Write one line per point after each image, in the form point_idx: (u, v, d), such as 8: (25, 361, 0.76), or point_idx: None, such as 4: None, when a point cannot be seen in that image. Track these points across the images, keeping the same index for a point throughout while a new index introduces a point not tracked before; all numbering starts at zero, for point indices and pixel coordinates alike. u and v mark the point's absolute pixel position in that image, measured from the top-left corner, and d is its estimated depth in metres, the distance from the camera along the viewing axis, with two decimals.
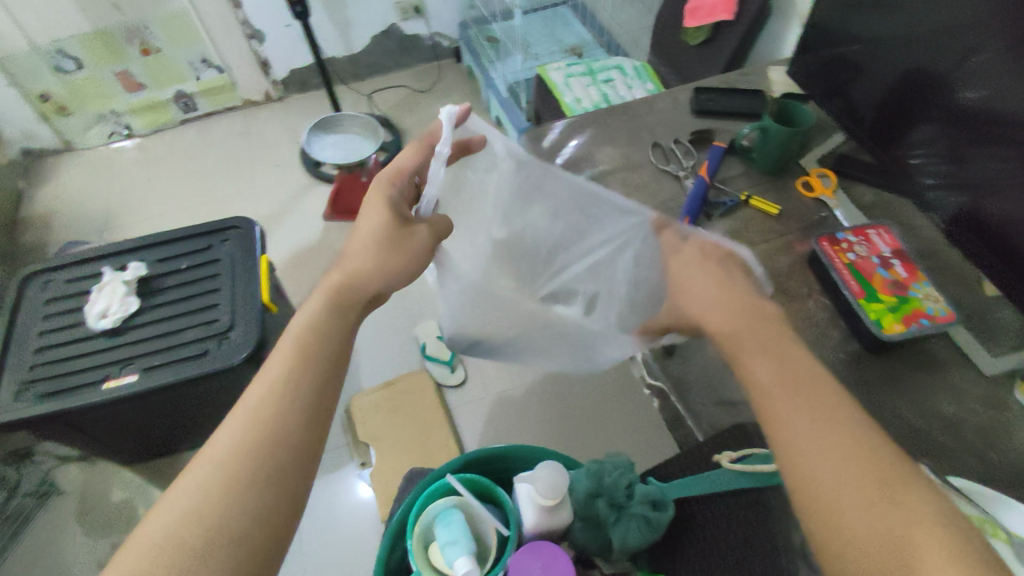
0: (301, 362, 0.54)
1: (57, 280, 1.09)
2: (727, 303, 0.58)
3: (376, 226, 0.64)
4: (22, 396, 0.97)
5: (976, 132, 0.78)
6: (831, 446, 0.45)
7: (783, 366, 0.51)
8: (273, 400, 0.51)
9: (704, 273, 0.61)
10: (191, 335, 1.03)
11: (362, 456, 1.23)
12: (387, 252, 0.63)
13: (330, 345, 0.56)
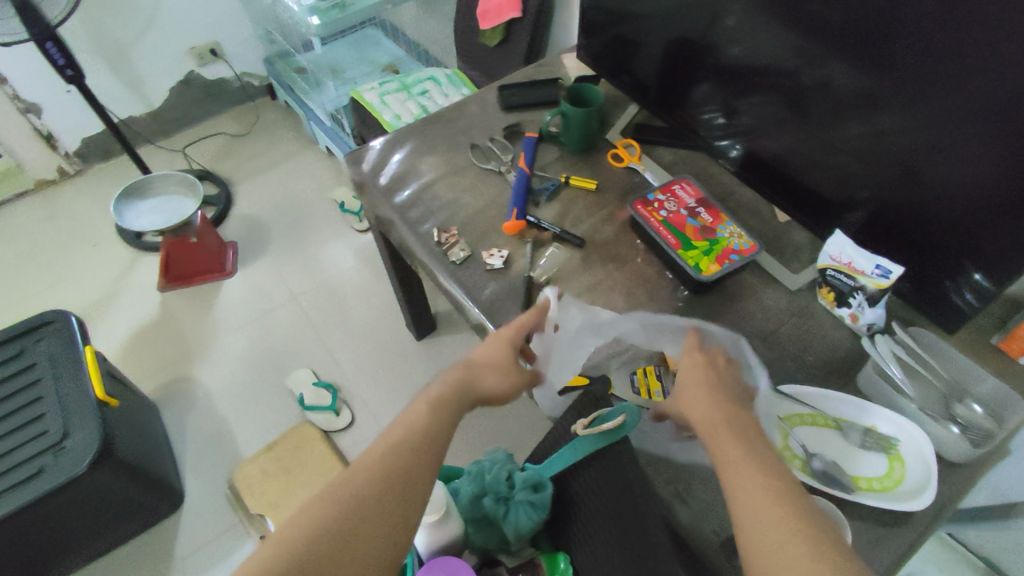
0: (428, 436, 0.60)
1: None
2: (705, 390, 0.62)
3: (509, 344, 0.68)
4: None
5: (742, 84, 0.88)
6: (749, 474, 0.53)
7: (750, 454, 0.54)
8: (398, 461, 0.57)
9: (696, 365, 0.65)
10: (18, 455, 0.91)
11: (260, 528, 1.14)
12: (505, 369, 0.67)
13: (449, 431, 0.61)
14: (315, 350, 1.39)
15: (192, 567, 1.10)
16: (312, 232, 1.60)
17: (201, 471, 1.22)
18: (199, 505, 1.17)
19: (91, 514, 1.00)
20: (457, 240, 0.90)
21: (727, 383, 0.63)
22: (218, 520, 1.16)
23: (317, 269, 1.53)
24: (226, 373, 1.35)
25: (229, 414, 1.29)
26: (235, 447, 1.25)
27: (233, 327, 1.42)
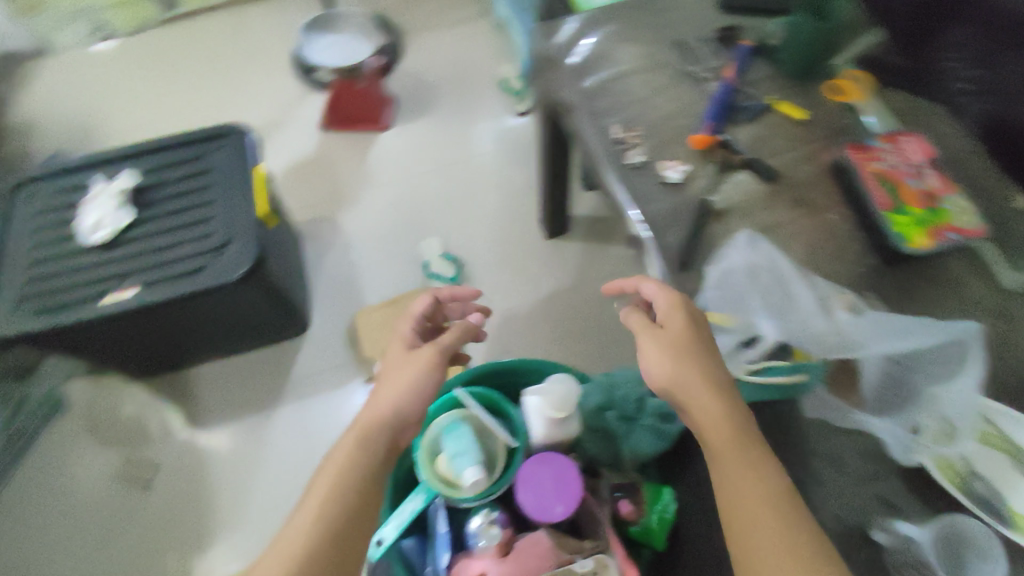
0: (351, 466, 0.59)
1: (49, 190, 1.05)
2: (677, 354, 0.62)
3: (400, 354, 0.71)
4: (18, 311, 0.95)
5: (1009, 36, 0.71)
6: (741, 467, 0.56)
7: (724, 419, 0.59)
8: (336, 504, 0.57)
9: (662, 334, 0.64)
10: (187, 249, 1.00)
11: (367, 371, 1.23)
12: (400, 366, 0.68)
13: (373, 463, 0.61)
14: (451, 222, 1.41)
15: (305, 386, 1.22)
16: (470, 104, 1.57)
17: (329, 306, 1.31)
18: (321, 333, 1.28)
19: (235, 318, 1.11)
20: (638, 143, 0.84)
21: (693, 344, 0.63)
22: (334, 354, 1.25)
23: (469, 142, 1.52)
24: (366, 221, 1.41)
25: (363, 262, 1.36)
26: (363, 294, 1.32)
27: (380, 180, 1.46)
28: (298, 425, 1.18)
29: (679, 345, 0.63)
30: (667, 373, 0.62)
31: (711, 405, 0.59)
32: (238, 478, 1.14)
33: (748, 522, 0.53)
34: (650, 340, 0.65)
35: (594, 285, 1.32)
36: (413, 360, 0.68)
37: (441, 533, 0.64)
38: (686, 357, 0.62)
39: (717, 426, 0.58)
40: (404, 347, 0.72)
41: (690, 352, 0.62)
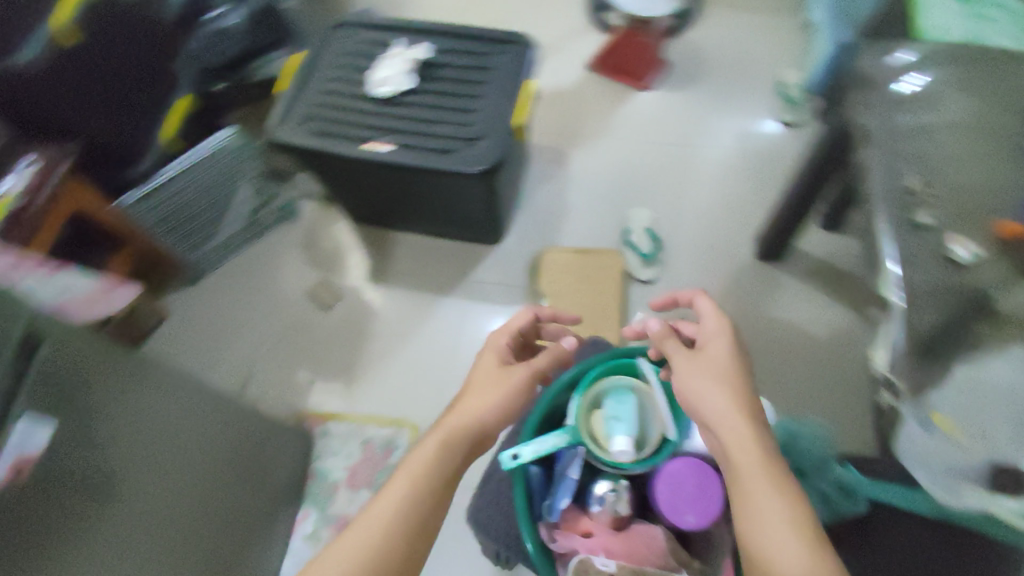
0: (433, 472, 0.62)
1: (357, 37, 1.19)
2: (705, 374, 0.62)
3: (491, 367, 0.73)
4: (303, 126, 1.10)
5: None
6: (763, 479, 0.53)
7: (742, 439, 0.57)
8: (416, 504, 0.60)
9: (689, 358, 0.64)
10: (444, 130, 1.08)
11: (532, 303, 1.27)
12: (490, 384, 0.70)
13: (451, 477, 0.63)
14: (666, 202, 1.37)
15: (475, 289, 1.29)
16: (738, 96, 1.49)
17: (527, 231, 1.35)
18: (507, 251, 1.33)
19: (451, 204, 1.19)
20: (934, 204, 0.74)
21: (722, 366, 0.63)
22: (513, 275, 1.31)
23: (718, 132, 1.45)
24: (589, 168, 1.42)
25: (572, 205, 1.38)
26: (560, 233, 1.35)
27: (617, 135, 1.46)
28: (456, 320, 1.27)
29: (715, 367, 0.62)
30: (703, 394, 0.61)
31: (736, 424, 0.58)
32: (394, 340, 1.25)
33: (762, 541, 0.51)
34: (683, 365, 0.64)
35: (786, 326, 1.22)
36: (505, 381, 0.70)
37: (569, 479, 0.66)
38: (723, 381, 0.61)
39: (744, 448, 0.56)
40: (497, 361, 0.74)
41: (718, 376, 0.62)
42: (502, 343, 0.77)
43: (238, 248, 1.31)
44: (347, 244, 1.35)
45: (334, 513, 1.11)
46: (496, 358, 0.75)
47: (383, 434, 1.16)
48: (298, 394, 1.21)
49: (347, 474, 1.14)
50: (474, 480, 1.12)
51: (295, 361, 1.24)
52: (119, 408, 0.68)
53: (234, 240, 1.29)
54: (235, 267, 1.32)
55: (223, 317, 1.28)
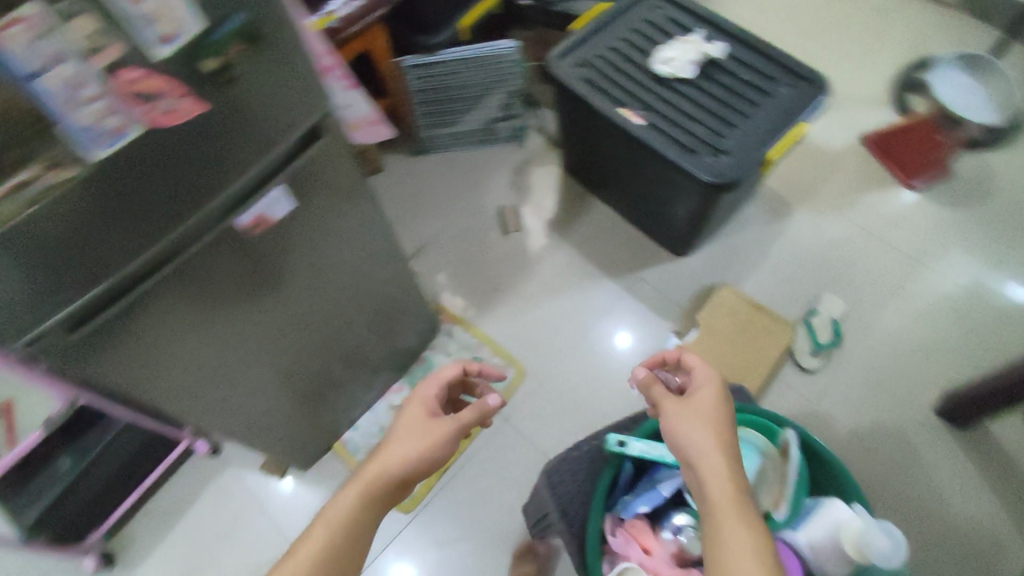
0: (355, 523, 0.59)
1: (664, 10, 1.19)
2: (692, 411, 0.60)
3: (419, 416, 0.71)
4: (575, 69, 1.14)
5: None
6: (736, 515, 0.51)
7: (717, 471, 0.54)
8: (334, 545, 0.58)
9: (678, 396, 0.63)
10: (697, 129, 1.06)
11: (683, 326, 1.22)
12: (419, 429, 0.69)
13: (370, 526, 0.61)
14: (871, 305, 1.24)
15: (637, 285, 1.28)
16: (1015, 244, 1.29)
17: (714, 260, 1.30)
18: (685, 267, 1.29)
19: (664, 197, 1.18)
20: None
21: (708, 405, 0.61)
22: (680, 291, 1.27)
23: (969, 269, 1.27)
24: (809, 233, 1.32)
25: (774, 260, 1.30)
26: (745, 279, 1.28)
27: (856, 217, 1.34)
28: (606, 302, 1.26)
29: (700, 410, 0.60)
30: (689, 434, 0.58)
31: (715, 454, 0.55)
32: (543, 289, 1.29)
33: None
34: (671, 403, 0.62)
35: (930, 496, 1.08)
36: (433, 431, 0.69)
37: (658, 492, 0.67)
38: (706, 423, 0.59)
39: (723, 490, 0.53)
40: (423, 411, 0.73)
41: (702, 416, 0.60)
42: (427, 395, 0.77)
43: (465, 143, 1.44)
44: (549, 187, 1.41)
45: None
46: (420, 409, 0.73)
47: (493, 361, 1.21)
48: (443, 288, 1.29)
49: None
50: (546, 446, 1.14)
51: (454, 260, 1.32)
52: (341, 221, 0.79)
53: (466, 135, 1.43)
54: (452, 157, 1.44)
55: (420, 193, 1.40)
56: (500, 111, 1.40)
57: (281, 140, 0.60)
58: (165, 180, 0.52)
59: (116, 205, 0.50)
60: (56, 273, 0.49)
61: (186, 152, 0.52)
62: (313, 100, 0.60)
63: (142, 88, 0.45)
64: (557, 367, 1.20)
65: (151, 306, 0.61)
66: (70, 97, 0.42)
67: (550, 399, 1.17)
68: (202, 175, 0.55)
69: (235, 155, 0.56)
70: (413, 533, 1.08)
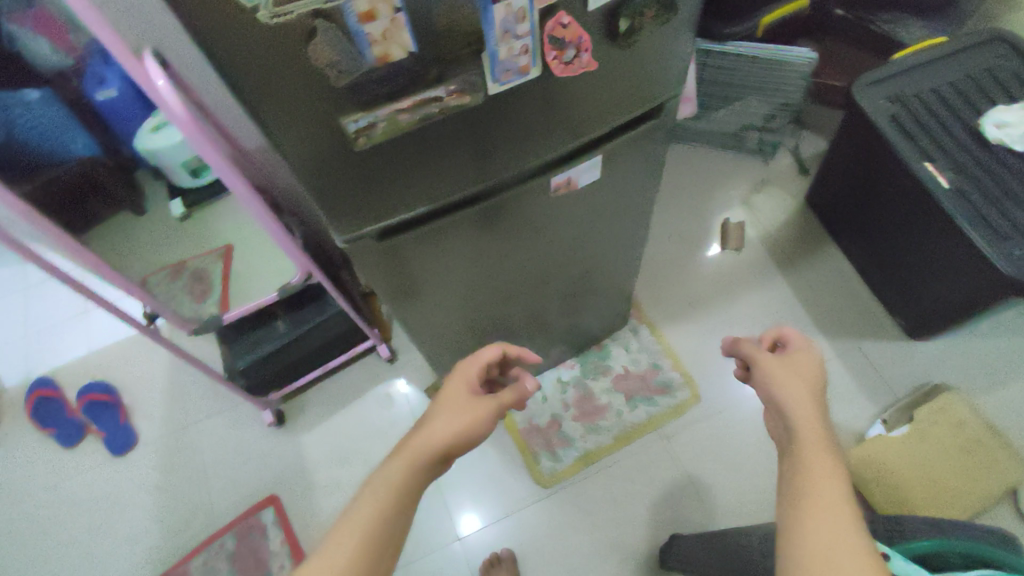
0: (402, 500, 0.50)
1: (1013, 64, 1.01)
2: (783, 372, 0.56)
3: (460, 392, 0.63)
4: (882, 102, 1.00)
5: None
6: (816, 463, 0.46)
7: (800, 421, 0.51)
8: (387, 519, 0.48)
9: (771, 360, 0.59)
10: (1018, 214, 0.89)
11: (893, 417, 1.08)
12: (460, 405, 0.61)
13: (412, 493, 0.51)
14: None
15: (852, 356, 1.15)
16: None
17: (957, 358, 1.12)
18: (917, 354, 1.14)
19: (932, 273, 1.03)
20: None
21: (799, 366, 0.57)
22: (900, 379, 1.12)
23: None
24: None
25: None
26: (986, 394, 1.09)
27: None
28: None
29: (793, 368, 0.57)
30: (780, 383, 0.55)
31: (804, 407, 0.52)
32: (746, 320, 1.19)
33: (815, 529, 0.41)
34: (765, 366, 0.58)
35: None
36: (472, 404, 0.61)
37: None
38: (803, 380, 0.56)
39: (809, 430, 0.50)
40: (466, 389, 0.64)
41: (796, 375, 0.56)
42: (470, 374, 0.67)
43: (712, 147, 1.37)
44: (785, 216, 1.29)
45: (588, 386, 1.16)
46: (458, 384, 0.66)
47: (672, 375, 1.15)
48: (643, 282, 1.23)
49: (622, 372, 1.16)
50: (699, 480, 1.07)
51: (662, 258, 1.26)
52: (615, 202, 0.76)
53: (716, 138, 1.35)
54: (692, 156, 1.37)
55: None
56: (760, 120, 1.29)
57: (604, 127, 0.56)
58: (492, 141, 0.51)
59: (448, 150, 0.49)
60: (368, 188, 0.50)
61: (526, 118, 0.50)
62: (654, 88, 0.56)
63: (560, 34, 0.43)
64: (737, 406, 1.12)
65: (418, 243, 0.61)
66: (506, 28, 0.40)
67: (718, 435, 1.10)
68: (520, 144, 0.53)
69: (550, 135, 0.53)
70: (542, 508, 1.08)
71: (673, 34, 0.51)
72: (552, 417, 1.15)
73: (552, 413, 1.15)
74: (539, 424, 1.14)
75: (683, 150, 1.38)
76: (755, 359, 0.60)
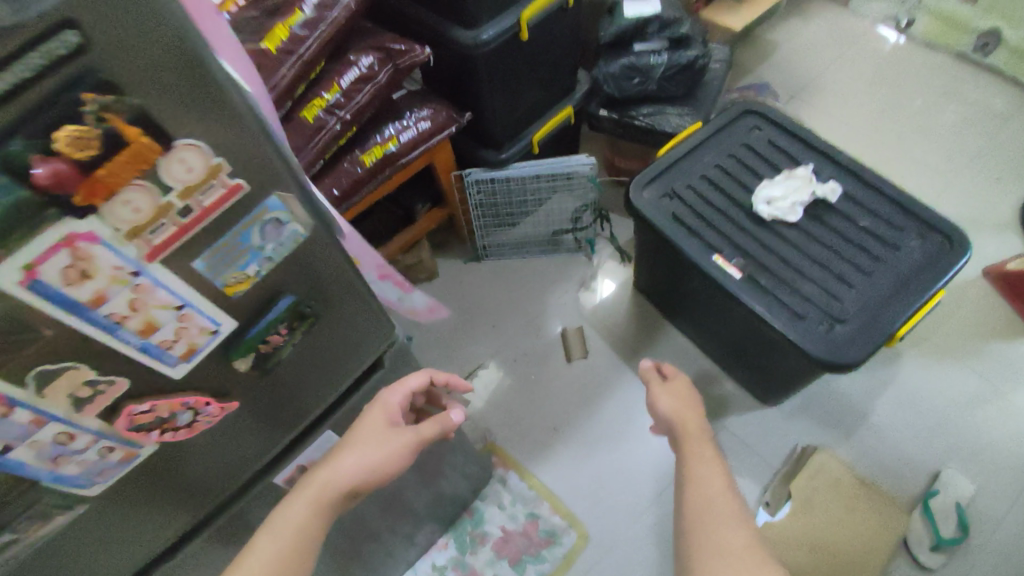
0: (306, 541, 0.50)
1: (764, 134, 1.06)
2: (680, 396, 0.92)
3: (378, 421, 0.56)
4: (661, 201, 1.01)
5: None
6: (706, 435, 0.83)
7: (688, 431, 0.85)
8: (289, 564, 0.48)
9: (672, 386, 0.94)
10: (807, 290, 0.91)
11: (774, 496, 1.05)
12: (376, 441, 0.55)
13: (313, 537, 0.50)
14: (1007, 488, 1.03)
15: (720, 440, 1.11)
16: None
17: (813, 411, 1.11)
18: (778, 421, 1.11)
19: (759, 349, 1.02)
20: None
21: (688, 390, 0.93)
22: (770, 453, 1.09)
23: None
24: (927, 390, 1.12)
25: (881, 419, 1.10)
26: (846, 441, 1.09)
27: (983, 375, 1.12)
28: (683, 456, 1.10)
29: (682, 393, 0.92)
30: (666, 399, 0.90)
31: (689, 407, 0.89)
32: (610, 434, 1.13)
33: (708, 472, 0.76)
34: (661, 388, 0.93)
35: None
36: (394, 435, 0.56)
37: None
38: (677, 398, 0.90)
39: (690, 431, 0.84)
40: (385, 419, 0.57)
41: (685, 396, 0.92)
42: (395, 400, 0.58)
43: (532, 253, 1.31)
44: (620, 309, 1.26)
45: (469, 562, 1.04)
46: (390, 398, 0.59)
47: (552, 520, 1.06)
48: (496, 421, 1.15)
49: (500, 535, 1.06)
50: None
51: (510, 390, 1.18)
52: None
53: (533, 244, 1.30)
54: (516, 268, 1.31)
55: (480, 306, 1.27)
56: (568, 222, 1.27)
57: (351, 370, 0.51)
58: (165, 490, 0.43)
59: (164, 470, 0.42)
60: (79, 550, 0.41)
61: (250, 404, 0.44)
62: (371, 333, 0.50)
63: (150, 418, 0.35)
64: (624, 536, 1.04)
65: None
66: (55, 455, 0.32)
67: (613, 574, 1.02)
68: (214, 471, 0.46)
69: (250, 439, 0.47)
70: None
71: (339, 312, 0.44)
72: None
73: None
74: None
75: (505, 263, 1.31)
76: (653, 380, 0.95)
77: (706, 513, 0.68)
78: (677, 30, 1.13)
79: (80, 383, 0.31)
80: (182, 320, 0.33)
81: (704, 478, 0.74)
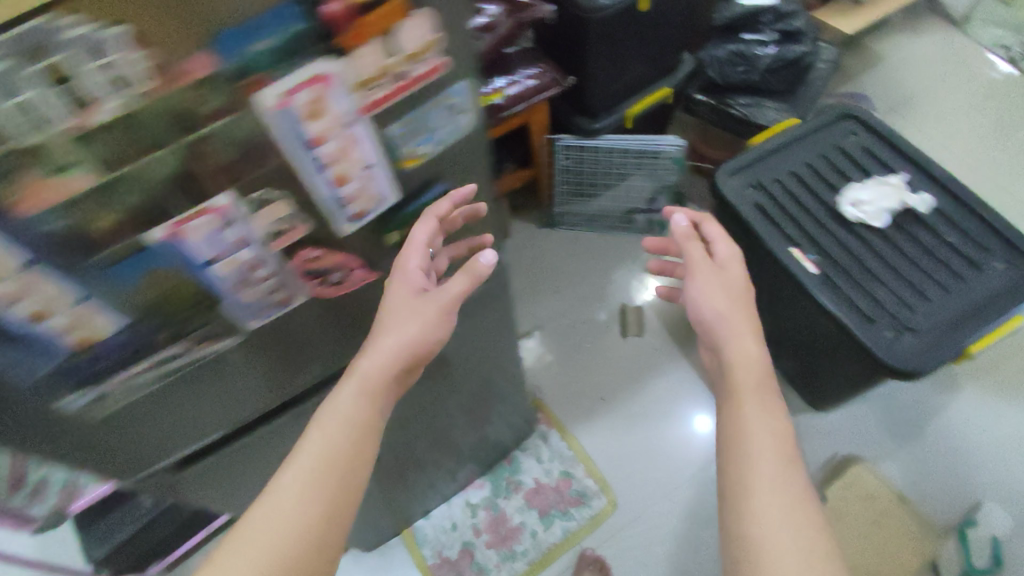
0: (367, 428, 0.49)
1: (861, 139, 1.05)
2: (733, 294, 0.65)
3: (405, 296, 0.48)
4: (746, 190, 1.02)
5: None
6: (761, 367, 0.61)
7: (741, 355, 0.61)
8: (342, 463, 0.48)
9: (716, 280, 0.66)
10: (882, 296, 0.91)
11: None
12: (409, 321, 0.48)
13: (372, 430, 0.50)
14: None
15: None
16: None
17: (859, 424, 1.12)
18: (822, 427, 1.12)
19: (818, 351, 1.02)
20: None
21: (737, 280, 0.67)
22: (809, 455, 1.10)
23: None
24: (981, 422, 1.10)
25: (928, 443, 1.09)
26: (887, 457, 1.09)
27: None
28: None
29: (730, 280, 0.67)
30: (708, 294, 0.65)
31: (735, 311, 0.64)
32: (654, 411, 1.15)
33: (773, 433, 0.57)
34: (705, 280, 0.66)
35: None
36: (429, 305, 0.49)
37: None
38: (722, 291, 0.65)
39: (749, 364, 0.61)
40: (410, 293, 0.48)
41: (739, 287, 0.67)
42: (413, 267, 0.47)
43: (603, 228, 1.33)
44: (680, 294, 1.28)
45: (500, 505, 1.09)
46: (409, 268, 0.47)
47: (585, 482, 1.10)
48: (544, 379, 1.19)
49: (534, 486, 1.10)
50: None
51: (563, 354, 1.22)
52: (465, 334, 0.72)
53: (606, 218, 1.33)
54: (585, 240, 1.34)
55: (544, 270, 1.30)
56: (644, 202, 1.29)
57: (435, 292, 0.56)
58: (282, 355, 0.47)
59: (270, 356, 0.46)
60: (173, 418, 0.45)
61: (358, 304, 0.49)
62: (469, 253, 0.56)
63: (317, 267, 0.40)
64: (652, 509, 1.07)
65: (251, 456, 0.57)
66: (238, 279, 0.36)
67: (637, 543, 1.05)
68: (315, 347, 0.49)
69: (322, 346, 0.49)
70: None
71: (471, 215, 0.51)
72: (464, 546, 1.06)
73: (463, 542, 1.06)
74: (451, 557, 1.05)
75: (575, 233, 1.34)
76: (695, 268, 0.68)
77: (762, 486, 0.53)
78: (792, 23, 1.12)
79: (276, 219, 0.35)
80: (365, 180, 0.37)
81: (768, 450, 0.56)
